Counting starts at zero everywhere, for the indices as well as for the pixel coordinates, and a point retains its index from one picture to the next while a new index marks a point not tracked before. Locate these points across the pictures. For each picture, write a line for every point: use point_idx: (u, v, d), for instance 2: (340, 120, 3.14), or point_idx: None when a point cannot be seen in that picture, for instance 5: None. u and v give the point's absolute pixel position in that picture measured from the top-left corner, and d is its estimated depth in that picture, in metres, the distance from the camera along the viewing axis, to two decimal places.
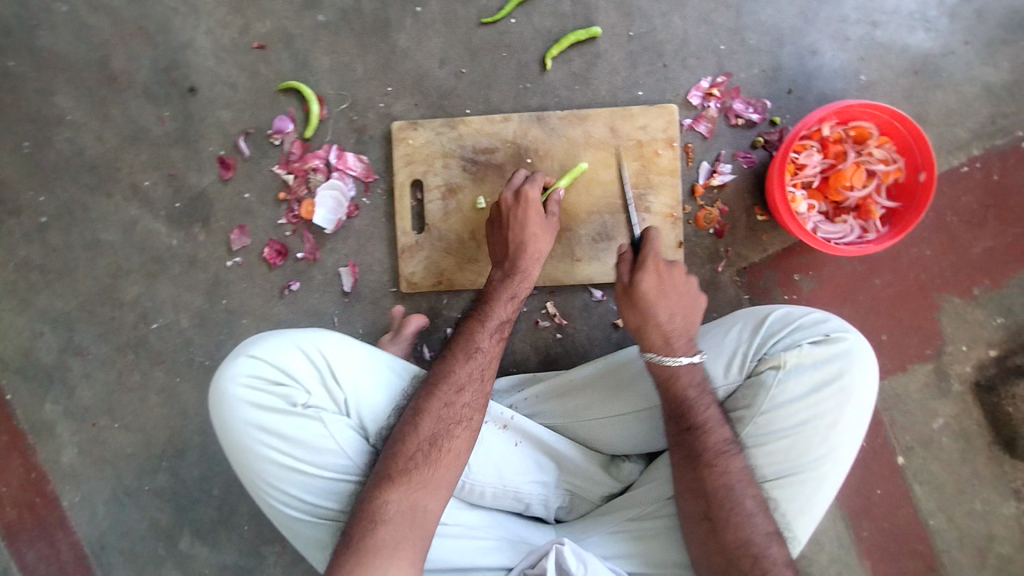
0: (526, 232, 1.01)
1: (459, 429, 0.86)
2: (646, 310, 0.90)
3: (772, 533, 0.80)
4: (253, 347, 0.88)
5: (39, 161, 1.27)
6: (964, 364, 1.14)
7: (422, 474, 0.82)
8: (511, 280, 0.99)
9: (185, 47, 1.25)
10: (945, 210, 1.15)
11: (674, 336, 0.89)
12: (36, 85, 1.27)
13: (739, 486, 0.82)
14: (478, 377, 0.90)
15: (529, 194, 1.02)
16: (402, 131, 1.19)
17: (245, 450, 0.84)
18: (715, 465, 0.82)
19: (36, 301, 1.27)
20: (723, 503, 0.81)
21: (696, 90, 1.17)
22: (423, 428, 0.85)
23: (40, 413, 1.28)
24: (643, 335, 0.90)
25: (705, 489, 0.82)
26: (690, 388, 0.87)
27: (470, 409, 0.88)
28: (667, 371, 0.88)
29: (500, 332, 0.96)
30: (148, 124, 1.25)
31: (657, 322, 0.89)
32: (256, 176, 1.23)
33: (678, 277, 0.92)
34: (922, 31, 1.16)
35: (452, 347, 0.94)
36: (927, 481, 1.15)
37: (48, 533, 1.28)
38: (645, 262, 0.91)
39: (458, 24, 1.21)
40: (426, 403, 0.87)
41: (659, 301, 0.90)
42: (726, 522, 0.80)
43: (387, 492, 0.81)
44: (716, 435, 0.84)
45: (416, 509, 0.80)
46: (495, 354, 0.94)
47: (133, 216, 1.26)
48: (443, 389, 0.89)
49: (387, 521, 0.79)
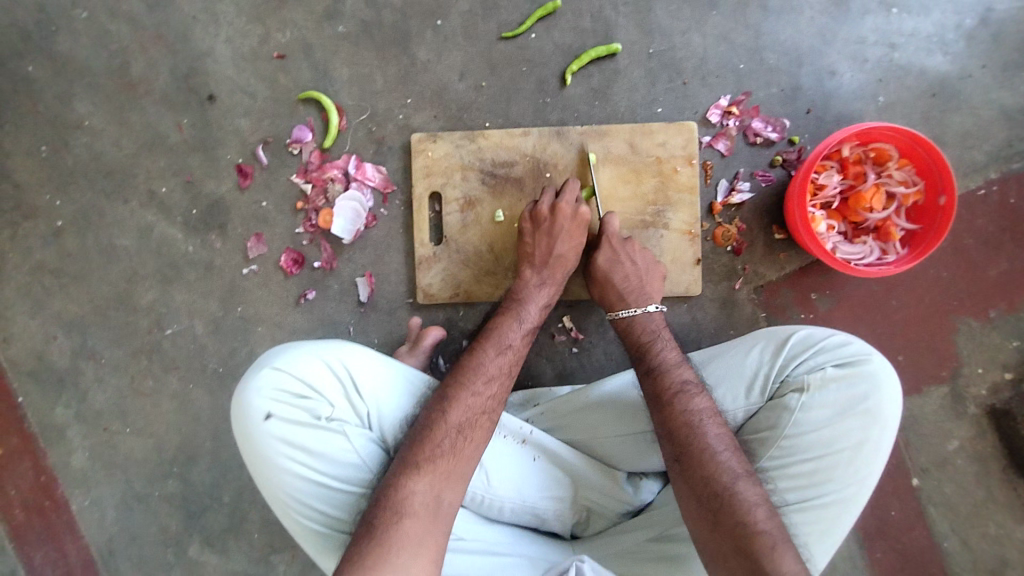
0: (566, 243, 1.05)
1: (484, 419, 0.87)
2: (604, 278, 1.06)
3: (741, 473, 0.80)
4: (275, 360, 0.87)
5: (57, 164, 1.27)
6: (980, 387, 1.14)
7: (448, 463, 0.82)
8: (548, 286, 1.05)
9: (205, 55, 1.25)
10: (962, 232, 1.15)
11: (634, 294, 1.04)
12: (55, 90, 1.27)
13: (695, 410, 0.86)
14: (505, 372, 0.93)
15: (585, 212, 1.06)
16: (421, 143, 1.19)
17: (268, 466, 0.84)
18: (675, 402, 0.87)
19: (50, 305, 1.27)
20: (683, 439, 0.84)
21: (715, 108, 1.18)
22: (451, 415, 0.86)
23: (51, 417, 1.27)
24: (604, 296, 1.06)
25: (667, 427, 0.86)
26: (643, 334, 1.01)
27: (495, 401, 0.90)
28: (626, 321, 1.04)
29: (530, 335, 1.00)
30: (167, 130, 1.26)
31: (614, 283, 1.05)
32: (274, 185, 1.24)
33: (631, 249, 1.08)
34: (940, 54, 1.17)
35: (483, 340, 0.97)
36: (941, 503, 1.15)
37: (55, 540, 1.27)
38: (602, 241, 1.08)
39: (478, 37, 1.22)
40: (455, 390, 0.89)
41: (613, 270, 1.06)
42: (692, 459, 0.82)
43: (411, 480, 0.80)
44: (675, 376, 0.91)
45: (440, 503, 0.80)
46: (523, 353, 0.98)
47: (149, 221, 1.26)
48: (473, 380, 0.90)
49: (412, 515, 0.78)
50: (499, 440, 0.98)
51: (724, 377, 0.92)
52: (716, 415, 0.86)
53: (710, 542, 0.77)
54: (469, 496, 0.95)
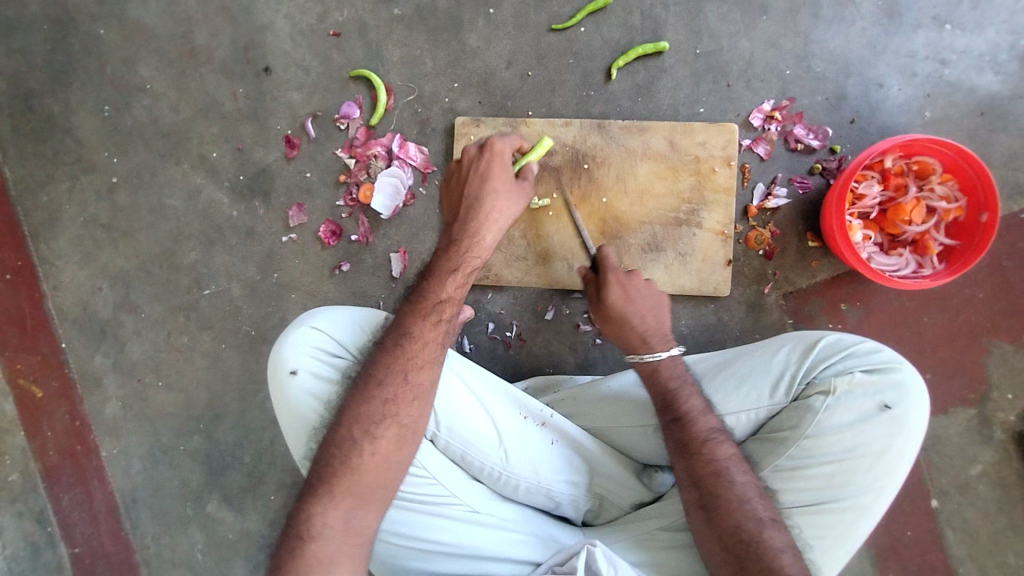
0: (483, 188, 0.96)
1: (386, 427, 0.82)
2: (621, 318, 0.95)
3: (752, 497, 0.83)
4: (313, 320, 0.91)
5: (117, 123, 1.33)
6: (1008, 412, 1.13)
7: (352, 480, 0.80)
8: (457, 256, 0.94)
9: (264, 29, 1.30)
10: (1001, 254, 1.14)
11: (650, 335, 0.94)
12: (122, 53, 1.33)
13: (716, 454, 0.85)
14: (402, 368, 0.86)
15: (495, 146, 0.97)
16: (465, 127, 1.23)
17: (295, 418, 0.87)
18: (703, 452, 0.85)
19: (99, 257, 1.33)
20: (711, 490, 0.83)
21: (758, 112, 1.18)
22: (344, 435, 0.82)
23: (90, 364, 1.33)
24: (623, 340, 0.95)
25: (696, 478, 0.84)
26: (671, 380, 0.91)
27: (403, 404, 0.84)
28: (649, 367, 0.92)
29: (441, 315, 0.90)
30: (222, 99, 1.31)
31: (631, 330, 0.94)
32: (319, 158, 1.28)
33: (637, 281, 0.96)
34: (992, 73, 1.15)
35: (387, 338, 0.89)
36: (959, 527, 1.13)
37: (86, 480, 1.32)
38: (606, 281, 0.96)
39: (528, 28, 1.24)
40: (354, 404, 0.84)
41: (625, 308, 0.94)
42: (717, 509, 0.82)
43: (315, 504, 0.79)
44: (701, 425, 0.87)
45: (351, 518, 0.79)
46: (434, 340, 0.88)
47: (198, 184, 1.31)
48: (375, 386, 0.85)
49: (319, 538, 0.77)
50: (519, 420, 0.99)
51: (750, 374, 0.93)
52: (744, 465, 0.85)
53: None
54: (486, 472, 0.96)
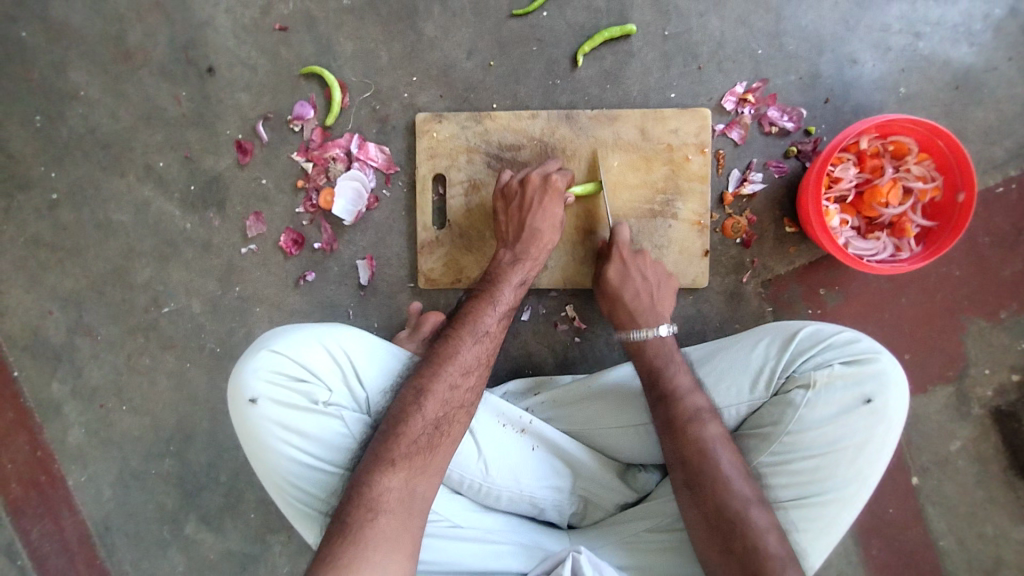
0: (544, 221, 1.02)
1: (461, 413, 0.85)
2: (616, 293, 1.03)
3: (752, 499, 0.80)
4: (274, 343, 0.86)
5: (51, 135, 1.24)
6: (985, 388, 1.13)
7: (423, 458, 0.81)
8: (522, 263, 1.00)
9: (204, 26, 1.21)
10: (977, 231, 1.13)
11: (640, 313, 1.00)
12: (50, 58, 1.23)
13: (717, 456, 0.83)
14: (484, 361, 0.89)
15: (557, 181, 1.03)
16: (426, 123, 1.16)
17: (260, 447, 0.83)
18: (706, 455, 0.83)
19: (45, 279, 1.25)
20: (712, 493, 0.81)
21: (730, 95, 1.14)
22: (428, 409, 0.83)
23: (46, 392, 1.26)
24: (615, 315, 1.03)
25: (697, 480, 0.82)
26: (657, 359, 0.94)
27: (472, 393, 0.87)
28: (635, 344, 0.98)
29: (506, 318, 0.96)
30: (165, 103, 1.22)
31: (621, 301, 1.02)
32: (274, 163, 1.20)
33: (642, 263, 1.05)
34: (966, 45, 1.12)
35: (457, 328, 0.91)
36: (940, 502, 1.14)
37: (53, 512, 1.27)
38: (612, 255, 1.05)
39: (488, 14, 1.17)
40: (430, 383, 0.85)
41: (623, 285, 1.03)
42: (717, 513, 0.80)
43: (388, 477, 0.78)
44: (705, 427, 0.85)
45: (414, 495, 0.79)
46: (498, 339, 0.93)
47: (146, 196, 1.23)
48: (448, 370, 0.86)
49: (387, 511, 0.77)
50: (498, 428, 0.97)
51: (730, 371, 0.91)
52: (745, 469, 0.83)
53: None
54: (466, 483, 0.93)
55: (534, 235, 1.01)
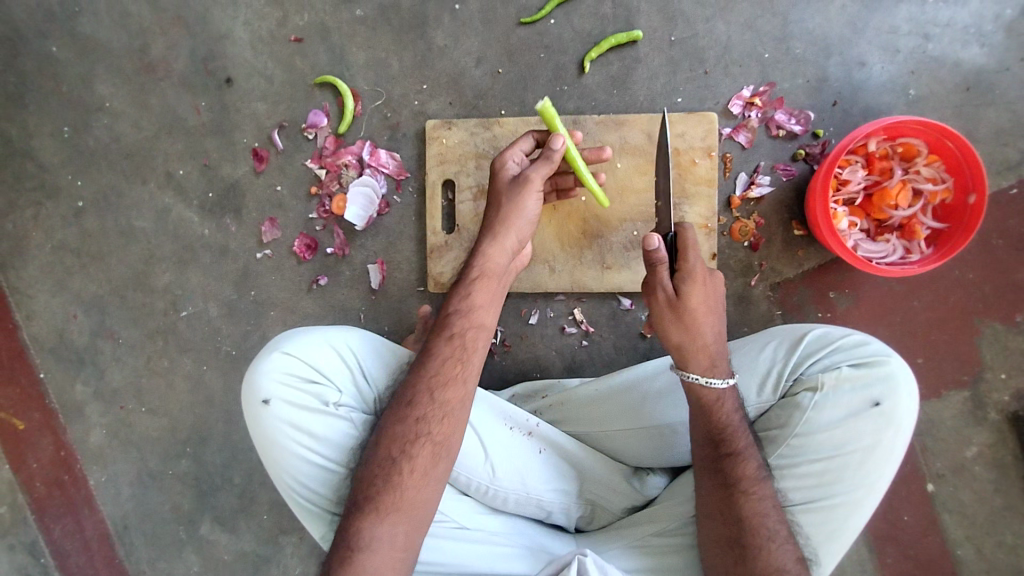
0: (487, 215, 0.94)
1: (417, 445, 0.82)
2: (693, 329, 0.86)
3: (783, 535, 0.79)
4: (285, 344, 0.88)
5: (78, 145, 1.29)
6: (1002, 393, 1.11)
7: (390, 498, 0.80)
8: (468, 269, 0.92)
9: (223, 38, 1.26)
10: (991, 233, 1.11)
11: (718, 356, 0.86)
12: (78, 72, 1.28)
13: (757, 491, 0.81)
14: (427, 384, 0.85)
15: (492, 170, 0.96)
16: (435, 130, 1.18)
17: (273, 448, 0.85)
18: (751, 492, 0.80)
19: (71, 284, 1.30)
20: (756, 531, 0.79)
21: (737, 99, 1.14)
22: (381, 450, 0.82)
23: (70, 394, 1.30)
24: (690, 356, 0.86)
25: (739, 517, 0.79)
26: (727, 414, 0.84)
27: (423, 424, 0.83)
28: (714, 396, 0.84)
29: (455, 328, 0.88)
30: (185, 113, 1.26)
31: (705, 341, 0.85)
32: (288, 170, 1.24)
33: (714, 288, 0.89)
34: (977, 45, 1.12)
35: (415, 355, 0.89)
36: (956, 510, 1.12)
37: (76, 511, 1.31)
38: (686, 281, 0.87)
39: (497, 23, 1.20)
40: (386, 424, 0.84)
41: (707, 318, 0.86)
42: (757, 550, 0.78)
43: (362, 519, 0.79)
44: (750, 464, 0.82)
45: (393, 535, 0.79)
46: (447, 354, 0.87)
47: (167, 204, 1.27)
48: (395, 407, 0.85)
49: (365, 549, 0.78)
50: (505, 431, 0.97)
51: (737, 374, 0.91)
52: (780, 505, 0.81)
53: None
54: (473, 485, 0.94)
55: (493, 239, 0.93)
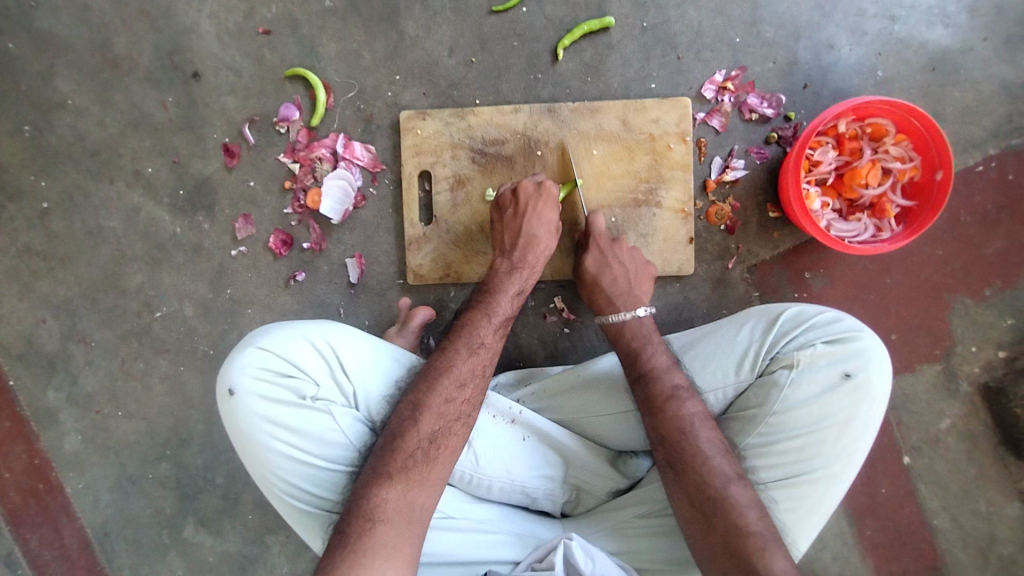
0: (540, 226, 1.03)
1: (458, 425, 0.85)
2: (594, 280, 1.06)
3: (733, 477, 0.81)
4: (261, 339, 0.87)
5: (40, 145, 1.25)
6: (973, 365, 1.14)
7: (420, 471, 0.81)
8: (520, 272, 1.01)
9: (189, 32, 1.23)
10: (959, 210, 1.14)
11: (617, 298, 1.03)
12: (37, 69, 1.24)
13: (697, 432, 0.84)
14: (480, 373, 0.90)
15: (550, 186, 1.05)
16: (410, 121, 1.17)
17: (251, 443, 0.84)
18: (667, 409, 0.86)
19: (39, 288, 1.26)
20: (680, 447, 0.83)
21: (710, 84, 1.15)
22: (423, 424, 0.84)
23: (42, 401, 1.27)
24: (593, 299, 1.05)
25: (660, 433, 0.86)
26: (634, 340, 0.97)
27: (468, 405, 0.87)
28: (614, 326, 1.00)
29: (502, 329, 0.96)
30: (151, 110, 1.23)
31: (602, 287, 1.04)
32: (261, 165, 1.22)
33: (619, 250, 1.07)
34: (941, 26, 1.14)
35: (454, 340, 0.92)
36: (932, 481, 1.15)
37: (53, 520, 1.27)
38: (590, 245, 1.07)
39: (468, 12, 1.19)
40: (425, 398, 0.86)
41: (604, 272, 1.05)
42: (685, 467, 0.83)
43: (385, 489, 0.79)
44: (664, 380, 0.89)
45: (412, 507, 0.80)
46: (496, 350, 0.94)
47: (136, 203, 1.24)
48: (444, 384, 0.87)
49: (385, 520, 0.78)
50: (489, 420, 0.97)
51: (716, 353, 0.91)
52: (709, 420, 0.86)
53: (701, 539, 0.79)
54: (457, 474, 0.94)
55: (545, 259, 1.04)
